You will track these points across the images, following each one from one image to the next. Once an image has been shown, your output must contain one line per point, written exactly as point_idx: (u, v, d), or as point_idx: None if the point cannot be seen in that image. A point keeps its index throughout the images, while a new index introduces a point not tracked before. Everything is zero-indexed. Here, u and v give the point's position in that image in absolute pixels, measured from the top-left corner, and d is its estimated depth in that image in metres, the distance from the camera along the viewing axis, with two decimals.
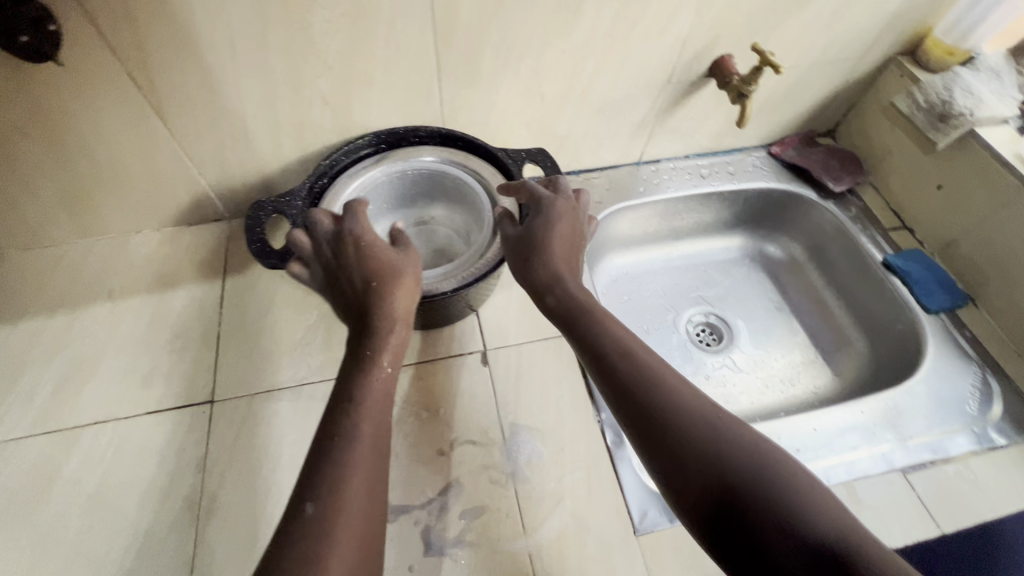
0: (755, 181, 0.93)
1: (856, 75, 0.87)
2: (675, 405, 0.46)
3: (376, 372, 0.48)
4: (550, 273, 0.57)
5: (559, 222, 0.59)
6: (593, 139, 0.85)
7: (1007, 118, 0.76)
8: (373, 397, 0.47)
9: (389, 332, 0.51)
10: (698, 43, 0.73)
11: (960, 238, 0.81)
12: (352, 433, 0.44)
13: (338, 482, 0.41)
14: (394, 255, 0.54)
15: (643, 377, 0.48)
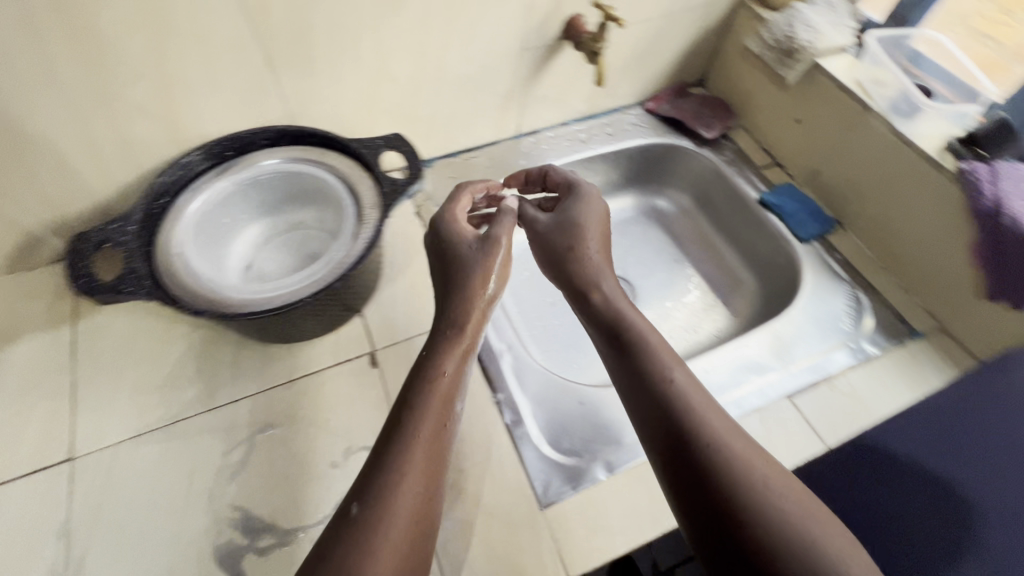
0: (634, 139, 0.94)
1: (709, 22, 0.89)
2: (706, 423, 0.44)
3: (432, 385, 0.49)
4: (588, 267, 0.59)
5: (598, 214, 0.64)
6: (463, 117, 0.83)
7: (846, 46, 0.79)
8: (428, 411, 0.47)
9: (454, 339, 0.53)
10: (542, 4, 0.72)
11: (821, 166, 0.84)
12: (408, 444, 0.44)
13: (391, 490, 0.42)
14: (474, 249, 0.59)
15: (692, 389, 0.47)
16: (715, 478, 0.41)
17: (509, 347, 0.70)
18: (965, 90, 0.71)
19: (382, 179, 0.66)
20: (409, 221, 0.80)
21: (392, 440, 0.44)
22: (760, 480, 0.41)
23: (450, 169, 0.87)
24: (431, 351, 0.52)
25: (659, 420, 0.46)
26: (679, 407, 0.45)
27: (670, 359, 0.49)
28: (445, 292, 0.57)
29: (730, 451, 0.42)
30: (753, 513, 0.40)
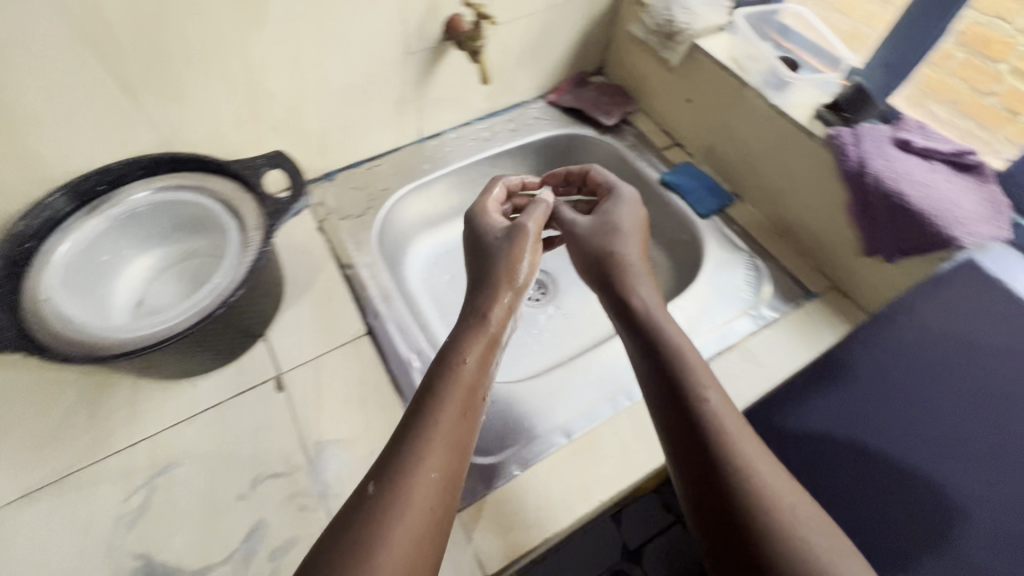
0: (538, 132, 0.95)
1: (596, 11, 0.91)
2: (734, 442, 0.47)
3: (456, 377, 0.52)
4: (625, 274, 0.63)
5: (635, 224, 0.69)
6: (357, 126, 0.82)
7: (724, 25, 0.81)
8: (449, 404, 0.49)
9: (481, 330, 0.56)
10: (417, 6, 0.71)
11: (714, 143, 0.87)
12: (427, 426, 0.48)
13: (406, 476, 0.44)
14: (500, 241, 0.65)
15: (721, 402, 0.50)
16: (722, 474, 0.46)
17: (419, 353, 0.69)
18: (829, 58, 0.74)
19: (263, 195, 0.65)
20: (311, 237, 0.79)
21: (420, 429, 0.47)
22: (767, 484, 0.45)
23: (353, 180, 0.86)
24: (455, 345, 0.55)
25: (677, 412, 0.50)
26: (698, 404, 0.49)
27: (697, 365, 0.53)
28: (477, 284, 0.62)
29: (742, 453, 0.47)
30: (757, 511, 0.44)
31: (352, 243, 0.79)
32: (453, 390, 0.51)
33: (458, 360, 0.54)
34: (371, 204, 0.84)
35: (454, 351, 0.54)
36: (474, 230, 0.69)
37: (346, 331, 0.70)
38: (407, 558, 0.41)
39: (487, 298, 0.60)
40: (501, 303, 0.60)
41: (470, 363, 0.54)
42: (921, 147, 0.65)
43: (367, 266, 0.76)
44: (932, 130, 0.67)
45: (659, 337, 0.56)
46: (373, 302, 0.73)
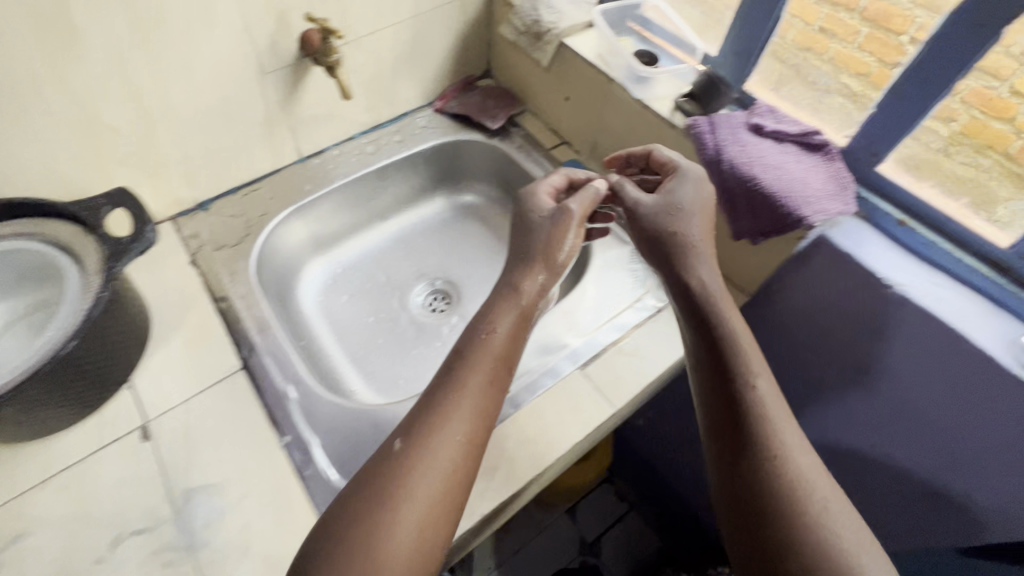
0: (425, 141, 0.93)
1: (469, 14, 0.90)
2: (765, 425, 0.51)
3: (477, 360, 0.55)
4: (678, 256, 0.62)
5: (703, 204, 0.63)
6: (225, 151, 0.78)
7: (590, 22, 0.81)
8: (476, 378, 0.53)
9: (510, 305, 0.60)
10: (263, 24, 0.69)
11: (595, 140, 0.87)
12: (457, 395, 0.52)
13: (433, 440, 0.49)
14: (547, 225, 0.64)
15: (759, 384, 0.53)
16: (751, 453, 0.50)
17: (296, 383, 0.67)
18: (687, 46, 0.75)
19: (105, 237, 0.61)
20: (182, 273, 0.75)
21: (444, 400, 0.51)
22: (781, 452, 0.50)
23: (228, 208, 0.82)
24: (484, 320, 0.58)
25: (720, 389, 0.54)
26: (745, 389, 0.53)
27: (749, 349, 0.55)
28: (516, 259, 0.64)
29: (778, 436, 0.51)
30: (764, 471, 0.50)
31: (228, 274, 0.76)
32: (473, 370, 0.54)
33: (489, 330, 0.57)
34: (248, 231, 0.81)
35: (484, 326, 0.58)
36: (524, 207, 0.69)
37: (220, 368, 0.67)
38: (421, 523, 0.46)
39: (519, 274, 0.62)
40: (530, 284, 0.62)
41: (501, 335, 0.57)
42: (770, 130, 0.67)
43: (243, 297, 0.74)
44: (780, 112, 0.69)
45: (717, 321, 0.57)
46: (248, 335, 0.71)
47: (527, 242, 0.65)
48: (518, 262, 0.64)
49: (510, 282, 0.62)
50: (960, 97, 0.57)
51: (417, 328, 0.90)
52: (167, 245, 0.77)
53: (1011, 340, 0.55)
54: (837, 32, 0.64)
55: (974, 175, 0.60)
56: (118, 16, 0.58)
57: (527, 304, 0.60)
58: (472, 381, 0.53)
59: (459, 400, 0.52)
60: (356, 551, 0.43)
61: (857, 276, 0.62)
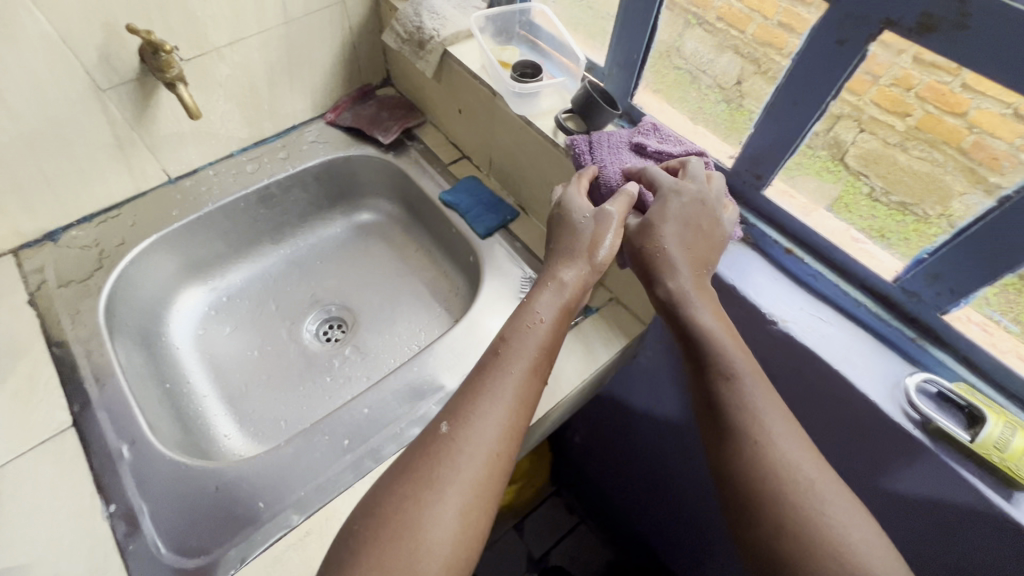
0: (312, 158, 0.86)
1: (354, 20, 0.83)
2: (770, 423, 0.47)
3: (524, 347, 0.51)
4: (650, 267, 0.54)
5: (681, 217, 0.53)
6: (69, 175, 0.71)
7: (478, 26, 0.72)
8: (519, 366, 0.50)
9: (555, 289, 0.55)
10: (88, 35, 0.61)
11: (491, 155, 0.81)
12: (499, 379, 0.49)
13: (475, 424, 0.46)
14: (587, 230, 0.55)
15: (764, 386, 0.49)
16: (738, 449, 0.47)
17: (131, 441, 0.60)
18: (572, 56, 0.68)
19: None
20: (18, 315, 0.67)
21: (485, 383, 0.49)
22: (786, 451, 0.46)
23: (81, 238, 0.75)
24: (529, 301, 0.54)
25: (703, 387, 0.50)
26: (724, 387, 0.49)
27: (729, 343, 0.51)
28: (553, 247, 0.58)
29: (768, 430, 0.47)
30: (771, 467, 0.45)
31: (70, 316, 0.68)
32: (520, 355, 0.50)
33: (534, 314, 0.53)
34: (101, 264, 0.73)
35: (525, 312, 0.53)
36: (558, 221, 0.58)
37: (45, 426, 0.60)
38: (463, 508, 0.43)
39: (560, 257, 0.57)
40: (575, 275, 0.55)
41: (547, 317, 0.53)
42: (651, 150, 0.61)
43: (84, 341, 0.66)
44: (665, 130, 0.63)
45: (688, 322, 0.52)
46: (83, 386, 0.63)
47: (560, 240, 0.57)
48: (558, 250, 0.57)
49: (549, 273, 0.56)
50: (913, 91, 0.45)
51: (306, 362, 0.82)
52: (3, 283, 0.69)
53: (891, 382, 0.51)
54: (793, 26, 0.50)
55: (928, 170, 0.48)
56: None
57: (579, 285, 0.55)
58: (516, 365, 0.50)
59: (505, 386, 0.48)
60: (397, 533, 0.41)
61: (742, 310, 0.58)
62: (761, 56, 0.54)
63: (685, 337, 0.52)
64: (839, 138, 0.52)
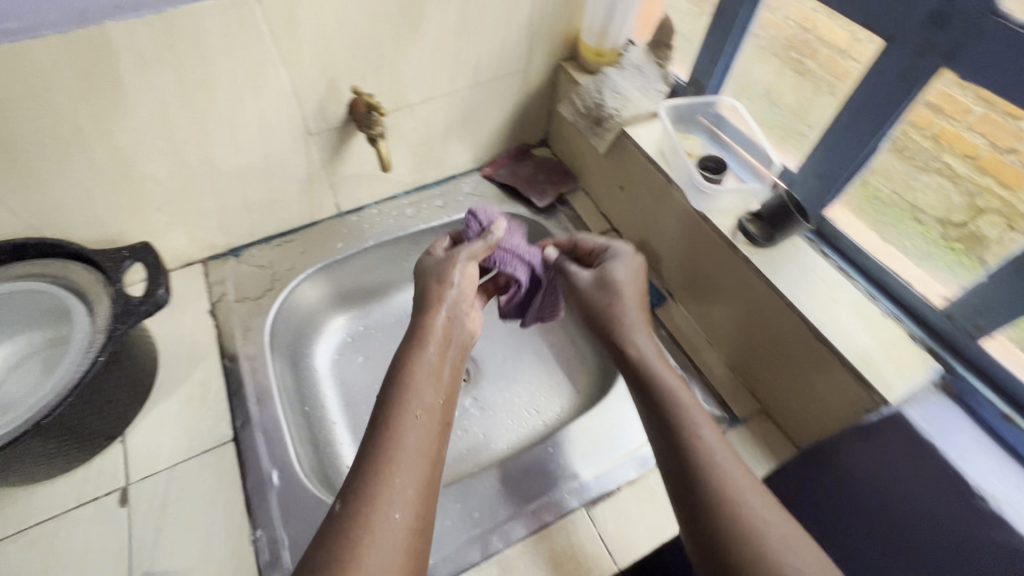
0: (467, 209, 0.89)
1: (533, 85, 0.86)
2: (733, 481, 0.43)
3: (407, 392, 0.49)
4: (619, 331, 0.57)
5: (635, 278, 0.61)
6: (262, 203, 0.77)
7: (663, 113, 0.71)
8: (405, 412, 0.47)
9: (419, 343, 0.54)
10: (312, 89, 0.67)
11: (647, 236, 0.80)
12: (388, 433, 0.46)
13: (375, 480, 0.43)
14: (444, 269, 0.60)
15: (726, 449, 0.46)
16: (715, 523, 0.41)
17: (281, 468, 0.63)
18: (764, 156, 0.66)
19: (116, 282, 0.62)
20: (201, 324, 0.75)
21: (371, 438, 0.46)
22: (757, 514, 0.41)
23: (259, 257, 0.81)
24: (408, 354, 0.52)
25: (669, 452, 0.47)
26: (692, 447, 0.46)
27: (689, 403, 0.50)
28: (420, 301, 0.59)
29: (740, 494, 0.42)
30: (752, 536, 0.40)
31: (241, 332, 0.74)
32: (407, 397, 0.48)
33: (407, 365, 0.51)
34: (272, 285, 0.79)
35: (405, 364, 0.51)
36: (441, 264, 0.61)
37: (211, 437, 0.65)
38: (408, 549, 0.41)
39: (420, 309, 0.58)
40: (437, 321, 0.56)
41: (423, 361, 0.52)
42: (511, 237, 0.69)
43: (251, 359, 0.72)
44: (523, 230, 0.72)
45: (658, 385, 0.51)
46: (246, 404, 0.68)
47: (421, 292, 0.59)
48: (422, 302, 0.58)
49: (418, 333, 0.55)
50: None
51: None
52: (191, 290, 0.77)
53: None
54: (946, 109, 0.51)
55: None
56: (164, 80, 0.58)
57: (447, 321, 0.56)
58: (419, 415, 0.48)
59: (393, 433, 0.46)
60: None
61: (942, 474, 0.49)
62: (901, 135, 0.55)
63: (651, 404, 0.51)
64: (979, 230, 0.53)
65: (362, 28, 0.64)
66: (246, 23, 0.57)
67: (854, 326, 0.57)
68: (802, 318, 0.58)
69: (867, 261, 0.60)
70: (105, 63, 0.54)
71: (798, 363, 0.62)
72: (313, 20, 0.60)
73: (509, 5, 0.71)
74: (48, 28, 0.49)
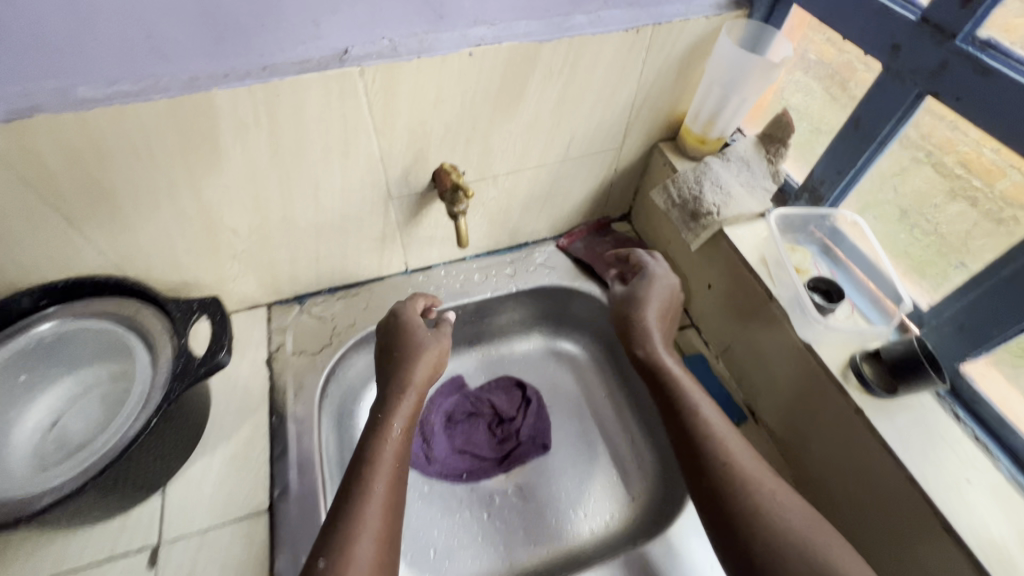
0: (537, 282, 0.85)
1: (624, 163, 0.81)
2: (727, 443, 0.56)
3: (386, 434, 0.60)
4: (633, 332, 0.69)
5: (663, 287, 0.71)
6: (333, 258, 0.76)
7: (772, 220, 0.64)
8: (386, 454, 0.58)
9: (398, 399, 0.63)
10: (399, 157, 0.65)
11: (732, 344, 0.72)
12: (365, 490, 0.54)
13: (358, 512, 0.52)
14: (423, 334, 0.69)
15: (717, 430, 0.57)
16: (737, 508, 0.51)
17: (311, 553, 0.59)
18: (891, 288, 0.57)
19: (181, 333, 0.61)
20: (256, 374, 0.73)
21: (354, 493, 0.54)
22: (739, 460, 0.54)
23: (322, 309, 0.80)
24: (389, 402, 0.62)
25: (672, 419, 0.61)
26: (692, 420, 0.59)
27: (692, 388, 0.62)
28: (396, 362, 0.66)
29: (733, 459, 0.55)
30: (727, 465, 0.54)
31: (294, 389, 0.72)
32: (387, 442, 0.59)
33: (387, 424, 0.61)
34: (331, 341, 0.77)
35: (383, 414, 0.61)
36: (422, 330, 0.69)
37: (247, 504, 0.62)
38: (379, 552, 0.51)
39: (399, 374, 0.65)
40: (408, 398, 0.63)
41: (400, 421, 0.61)
42: (518, 431, 0.82)
43: (298, 420, 0.69)
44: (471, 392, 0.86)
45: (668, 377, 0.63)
46: (287, 472, 0.65)
47: (396, 358, 0.67)
48: (397, 373, 0.65)
49: (386, 414, 0.61)
50: None
51: (469, 488, 0.78)
52: (252, 335, 0.76)
53: None
54: None
55: None
56: (259, 143, 0.57)
57: (427, 376, 0.66)
58: (382, 474, 0.56)
59: (372, 488, 0.54)
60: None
61: None
62: None
63: (675, 418, 0.60)
64: None
65: (459, 103, 0.62)
66: (346, 94, 0.56)
67: (990, 516, 0.47)
68: (922, 494, 0.49)
69: (1018, 441, 0.50)
70: (207, 126, 0.53)
71: (905, 538, 0.52)
72: (411, 93, 0.58)
73: (614, 87, 0.67)
74: (159, 93, 0.50)
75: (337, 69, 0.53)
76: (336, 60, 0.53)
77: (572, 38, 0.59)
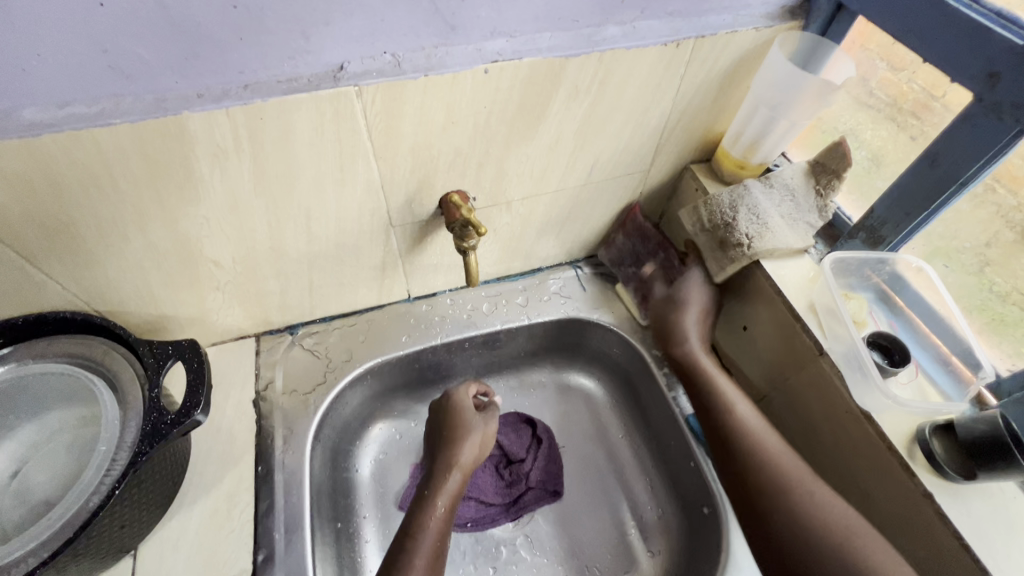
0: (551, 313, 0.78)
1: (651, 186, 0.73)
2: (762, 442, 0.57)
3: (429, 512, 0.58)
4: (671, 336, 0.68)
5: (703, 299, 0.68)
6: (329, 288, 0.69)
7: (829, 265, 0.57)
8: (428, 534, 0.56)
9: (444, 477, 0.61)
10: (402, 184, 0.57)
11: (769, 394, 0.65)
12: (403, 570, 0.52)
13: None
14: (473, 415, 0.67)
15: (748, 432, 0.58)
16: (773, 501, 0.53)
17: None
18: (965, 351, 0.52)
19: (155, 382, 0.54)
20: (241, 415, 0.66)
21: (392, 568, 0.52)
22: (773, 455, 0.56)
23: (316, 342, 0.73)
24: (434, 480, 0.61)
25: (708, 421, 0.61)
26: (727, 423, 0.59)
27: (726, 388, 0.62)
28: (442, 441, 0.65)
29: (770, 458, 0.55)
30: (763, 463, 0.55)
31: (283, 434, 0.65)
32: (430, 521, 0.57)
33: (431, 502, 0.59)
34: (325, 378, 0.70)
35: (429, 492, 0.60)
36: (471, 409, 0.68)
37: (228, 571, 0.55)
38: None
39: (446, 452, 0.63)
40: (454, 477, 0.61)
41: (444, 501, 0.60)
42: (527, 474, 0.75)
43: (288, 472, 0.63)
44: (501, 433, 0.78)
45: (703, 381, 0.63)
46: (273, 533, 0.59)
47: (443, 436, 0.65)
48: (444, 450, 0.64)
49: (431, 492, 0.60)
50: None
51: (473, 537, 0.71)
52: (238, 371, 0.69)
53: None
54: None
55: None
56: (241, 170, 0.50)
57: (473, 458, 0.64)
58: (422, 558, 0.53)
59: (409, 567, 0.52)
60: None
61: None
62: None
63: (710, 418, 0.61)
64: None
65: (471, 126, 0.54)
66: (341, 117, 0.48)
67: None
68: None
69: None
70: (177, 149, 0.46)
71: None
72: (418, 115, 0.51)
73: (646, 107, 0.59)
74: (121, 117, 0.42)
75: (331, 88, 0.46)
76: (329, 77, 0.46)
77: (603, 52, 0.51)
